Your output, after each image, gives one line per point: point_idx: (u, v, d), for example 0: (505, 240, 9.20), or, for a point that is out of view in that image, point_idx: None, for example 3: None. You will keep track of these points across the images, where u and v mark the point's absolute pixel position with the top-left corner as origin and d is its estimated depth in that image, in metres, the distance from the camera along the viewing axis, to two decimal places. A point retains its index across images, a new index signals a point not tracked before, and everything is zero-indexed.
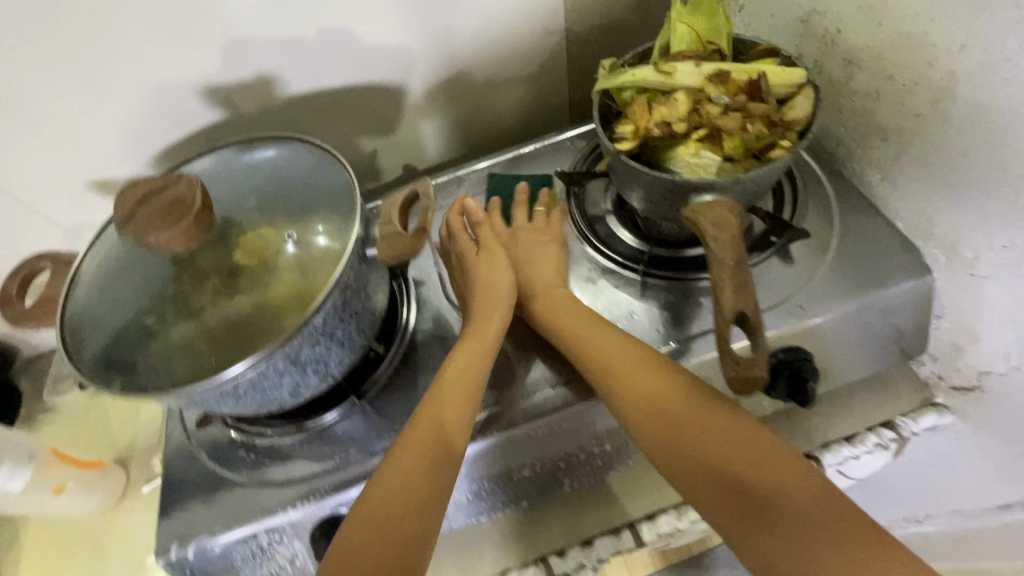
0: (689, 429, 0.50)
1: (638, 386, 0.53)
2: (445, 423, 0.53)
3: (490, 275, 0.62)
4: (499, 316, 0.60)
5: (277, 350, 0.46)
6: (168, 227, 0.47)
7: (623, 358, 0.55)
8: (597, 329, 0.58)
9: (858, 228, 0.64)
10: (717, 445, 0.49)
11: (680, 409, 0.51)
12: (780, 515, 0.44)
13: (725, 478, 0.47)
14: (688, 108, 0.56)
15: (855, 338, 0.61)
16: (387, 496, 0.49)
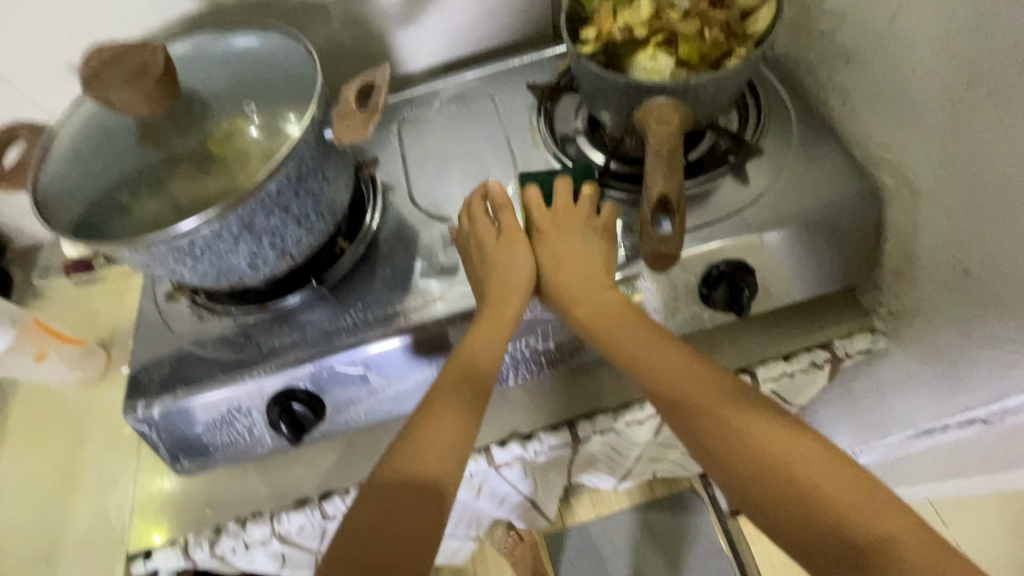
0: (678, 378, 0.51)
1: (628, 339, 0.55)
2: (473, 370, 0.56)
3: (515, 262, 0.60)
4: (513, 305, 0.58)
5: (229, 211, 0.48)
6: (129, 90, 0.49)
7: (616, 313, 0.57)
8: (591, 276, 0.58)
9: (814, 151, 0.65)
10: (704, 392, 0.50)
11: (671, 362, 0.52)
12: (762, 450, 0.46)
13: (709, 419, 0.49)
14: (650, 14, 0.57)
15: (798, 258, 0.63)
16: (423, 456, 0.51)
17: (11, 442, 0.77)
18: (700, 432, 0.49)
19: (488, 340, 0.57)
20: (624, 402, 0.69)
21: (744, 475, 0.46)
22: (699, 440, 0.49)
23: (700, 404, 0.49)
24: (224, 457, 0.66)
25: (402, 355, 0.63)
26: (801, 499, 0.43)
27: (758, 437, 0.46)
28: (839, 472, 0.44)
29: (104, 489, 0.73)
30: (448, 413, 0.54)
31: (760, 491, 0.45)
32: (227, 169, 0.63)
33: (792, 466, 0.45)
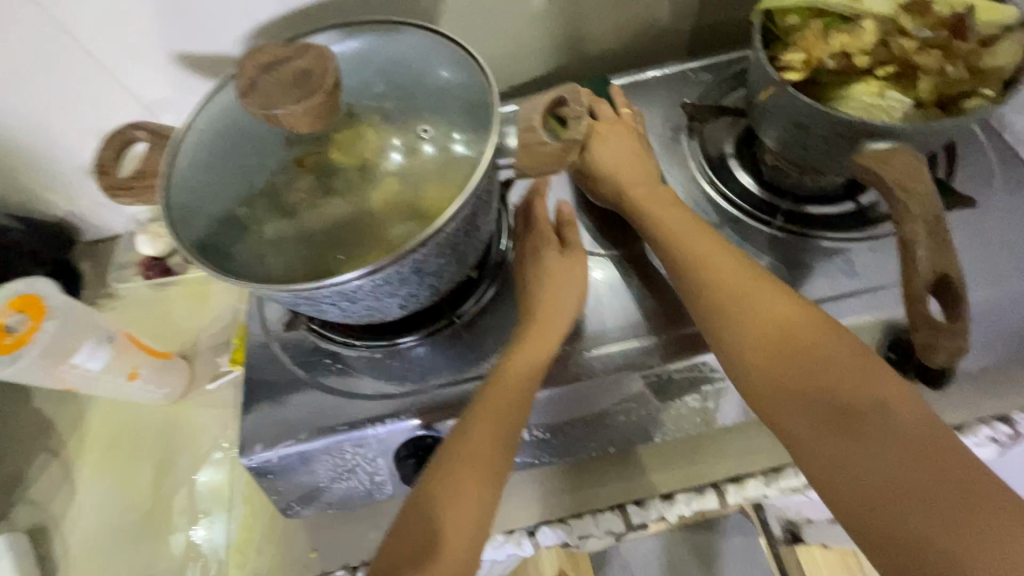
0: (801, 357, 0.45)
1: (750, 308, 0.48)
2: (513, 400, 0.51)
3: (567, 278, 0.59)
4: (554, 327, 0.56)
5: (405, 255, 0.42)
6: (296, 101, 0.42)
7: (743, 283, 0.50)
8: (711, 251, 0.53)
9: (1021, 202, 0.58)
10: (836, 376, 0.43)
11: (801, 339, 0.46)
12: (892, 453, 0.39)
13: (832, 408, 0.42)
14: (876, 39, 0.49)
15: (996, 327, 0.56)
16: (455, 487, 0.48)
17: (92, 458, 0.72)
18: (817, 423, 0.43)
19: (531, 369, 0.53)
20: (774, 466, 0.62)
21: (859, 474, 0.40)
22: (813, 429, 0.43)
23: (831, 392, 0.43)
24: (337, 502, 0.60)
25: (546, 408, 0.56)
26: (923, 514, 0.37)
27: (895, 438, 0.40)
28: (981, 499, 0.37)
29: (194, 519, 0.68)
30: (494, 420, 0.50)
31: (867, 510, 0.39)
32: (356, 185, 0.55)
33: (927, 478, 0.38)
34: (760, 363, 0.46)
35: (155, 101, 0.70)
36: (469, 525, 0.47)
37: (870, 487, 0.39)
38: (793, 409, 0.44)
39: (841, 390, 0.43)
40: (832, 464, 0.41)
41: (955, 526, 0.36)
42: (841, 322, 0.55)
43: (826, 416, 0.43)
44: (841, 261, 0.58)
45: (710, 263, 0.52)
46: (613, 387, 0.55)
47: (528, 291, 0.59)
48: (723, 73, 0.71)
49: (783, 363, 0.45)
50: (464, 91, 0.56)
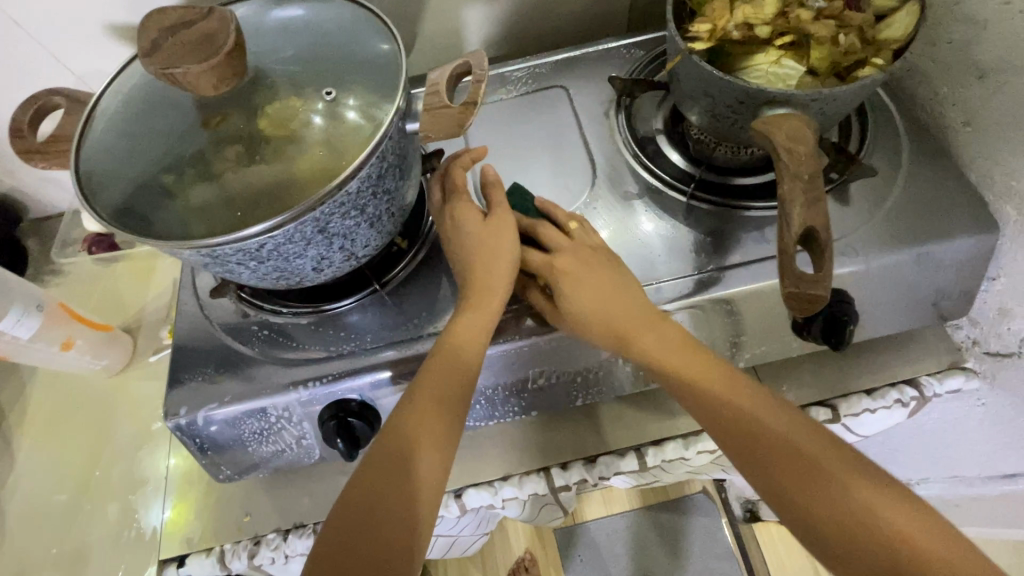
0: (734, 406, 0.49)
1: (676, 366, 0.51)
2: (461, 365, 0.52)
3: (502, 240, 0.56)
4: (501, 290, 0.55)
5: (306, 213, 0.43)
6: (196, 61, 0.43)
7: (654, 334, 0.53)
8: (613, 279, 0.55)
9: (925, 172, 0.60)
10: (763, 418, 0.48)
11: (724, 389, 0.50)
12: (828, 480, 0.44)
13: (766, 446, 0.47)
14: (775, 11, 0.51)
15: (899, 293, 0.58)
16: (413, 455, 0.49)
17: (31, 429, 0.73)
18: (759, 459, 0.47)
19: (479, 330, 0.54)
20: (695, 431, 0.64)
21: (804, 502, 0.44)
22: (757, 465, 0.47)
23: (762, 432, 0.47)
24: (267, 466, 0.62)
25: None
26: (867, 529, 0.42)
27: (825, 465, 0.45)
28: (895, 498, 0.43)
29: (132, 487, 0.69)
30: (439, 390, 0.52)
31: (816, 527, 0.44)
32: (278, 152, 0.56)
33: (853, 491, 0.44)
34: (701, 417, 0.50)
35: (90, 73, 0.70)
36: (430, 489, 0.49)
37: (809, 507, 0.44)
38: (741, 456, 0.47)
39: (769, 426, 0.47)
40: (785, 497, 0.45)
41: (878, 516, 0.43)
42: (749, 286, 0.57)
43: (752, 453, 0.47)
44: (754, 230, 0.60)
45: (613, 297, 0.54)
46: (530, 361, 0.58)
47: (461, 255, 0.57)
48: (654, 49, 0.73)
49: (704, 410, 0.50)
50: (389, 61, 0.58)
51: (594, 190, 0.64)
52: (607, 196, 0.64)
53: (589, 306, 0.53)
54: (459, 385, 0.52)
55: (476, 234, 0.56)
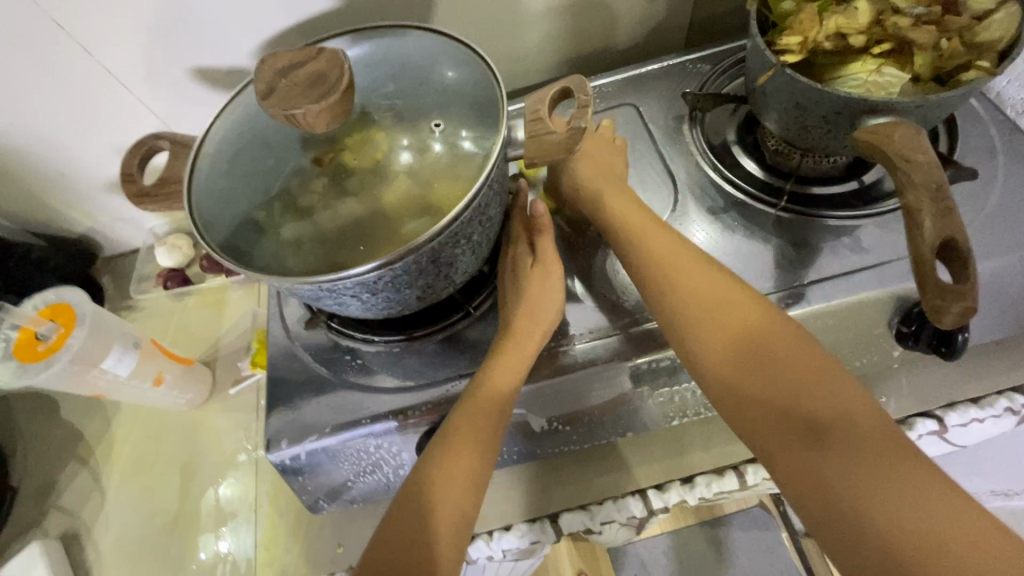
0: (736, 331, 0.47)
1: (702, 297, 0.50)
2: (501, 388, 0.53)
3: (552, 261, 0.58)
4: (545, 318, 0.57)
5: (424, 245, 0.44)
6: (313, 102, 0.43)
7: (685, 265, 0.52)
8: (661, 240, 0.55)
9: (1021, 172, 0.58)
10: (768, 343, 0.46)
11: (742, 321, 0.48)
12: (818, 420, 0.42)
13: (766, 370, 0.45)
14: (869, 18, 0.50)
15: (1009, 296, 0.56)
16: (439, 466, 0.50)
17: (120, 465, 0.74)
18: (754, 381, 0.45)
19: (518, 360, 0.55)
20: None
21: (804, 478, 0.42)
22: (754, 405, 0.45)
23: (771, 362, 0.45)
24: (363, 497, 0.62)
25: (541, 399, 0.58)
26: (863, 489, 0.39)
27: (826, 414, 0.42)
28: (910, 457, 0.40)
29: (221, 519, 0.69)
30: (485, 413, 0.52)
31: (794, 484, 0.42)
32: (369, 186, 0.56)
33: (858, 434, 0.41)
34: (702, 337, 0.49)
35: (173, 115, 0.72)
36: (454, 505, 0.49)
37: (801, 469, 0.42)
38: (724, 381, 0.47)
39: (768, 352, 0.46)
40: (766, 421, 0.44)
41: (881, 503, 0.38)
42: (851, 298, 0.55)
43: (776, 408, 0.44)
44: (849, 238, 0.59)
45: (659, 248, 0.54)
46: (570, 399, 0.58)
47: (511, 295, 0.59)
48: (721, 62, 0.73)
49: (738, 352, 0.47)
50: (473, 89, 0.59)
51: (676, 208, 0.64)
52: (689, 211, 0.63)
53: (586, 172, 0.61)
54: (501, 407, 0.53)
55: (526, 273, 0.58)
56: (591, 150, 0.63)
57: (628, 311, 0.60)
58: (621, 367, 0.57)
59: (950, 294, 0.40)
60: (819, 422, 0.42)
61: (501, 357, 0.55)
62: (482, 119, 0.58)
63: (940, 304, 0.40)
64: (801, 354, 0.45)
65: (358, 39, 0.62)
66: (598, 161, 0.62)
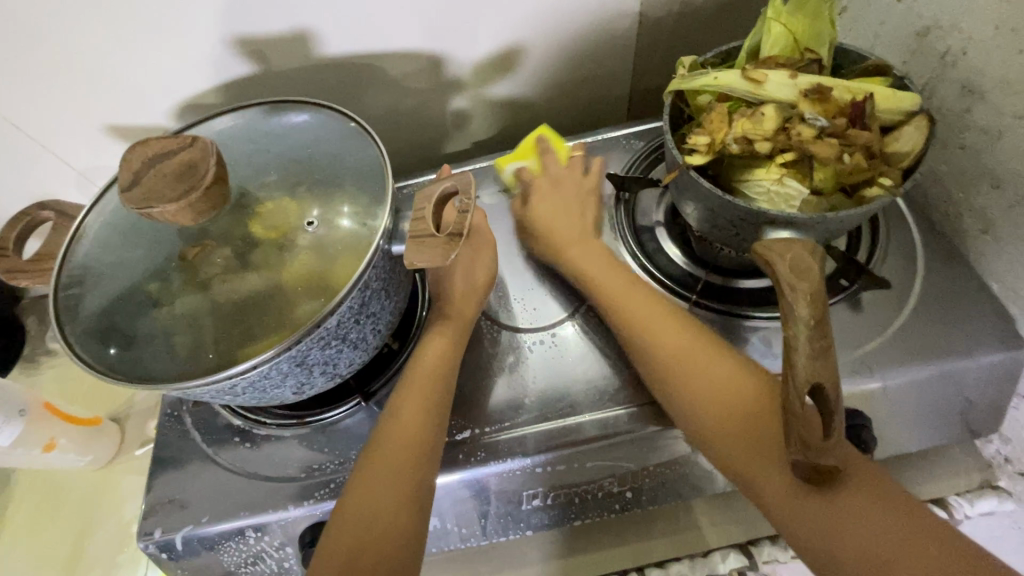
0: (704, 371, 0.50)
1: (665, 339, 0.52)
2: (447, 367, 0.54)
3: (467, 300, 0.58)
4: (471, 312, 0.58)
5: (283, 351, 0.41)
6: (173, 199, 0.41)
7: (657, 320, 0.53)
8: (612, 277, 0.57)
9: (942, 278, 0.56)
10: (727, 385, 0.48)
11: (717, 376, 0.49)
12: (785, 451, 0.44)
13: (731, 411, 0.47)
14: (775, 125, 0.48)
15: (921, 410, 0.54)
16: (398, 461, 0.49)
17: (11, 526, 0.71)
18: (719, 419, 0.47)
19: (452, 342, 0.56)
20: (702, 551, 0.60)
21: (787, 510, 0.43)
22: (730, 440, 0.47)
23: (749, 413, 0.47)
24: None
25: (510, 479, 0.55)
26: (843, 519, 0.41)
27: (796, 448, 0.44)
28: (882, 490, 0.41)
29: None
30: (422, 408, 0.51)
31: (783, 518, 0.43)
32: (272, 260, 0.53)
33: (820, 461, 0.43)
34: (673, 385, 0.50)
35: (89, 168, 0.70)
36: (403, 504, 0.47)
37: (785, 503, 0.43)
38: (705, 422, 0.48)
39: (729, 392, 0.48)
40: (754, 468, 0.45)
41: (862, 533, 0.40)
42: None
43: (749, 442, 0.46)
44: (761, 339, 0.57)
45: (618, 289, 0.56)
46: (447, 504, 0.55)
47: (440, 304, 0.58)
48: (655, 140, 0.71)
49: (703, 394, 0.49)
50: (372, 171, 0.56)
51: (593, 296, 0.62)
52: None
53: (546, 222, 0.62)
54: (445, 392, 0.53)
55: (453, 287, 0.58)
56: (547, 195, 0.63)
57: (533, 401, 0.58)
58: (507, 461, 0.54)
59: (821, 453, 0.38)
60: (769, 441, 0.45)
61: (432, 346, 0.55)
62: (376, 202, 0.55)
63: (812, 463, 0.39)
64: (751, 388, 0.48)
65: (271, 111, 0.60)
66: (550, 197, 0.63)
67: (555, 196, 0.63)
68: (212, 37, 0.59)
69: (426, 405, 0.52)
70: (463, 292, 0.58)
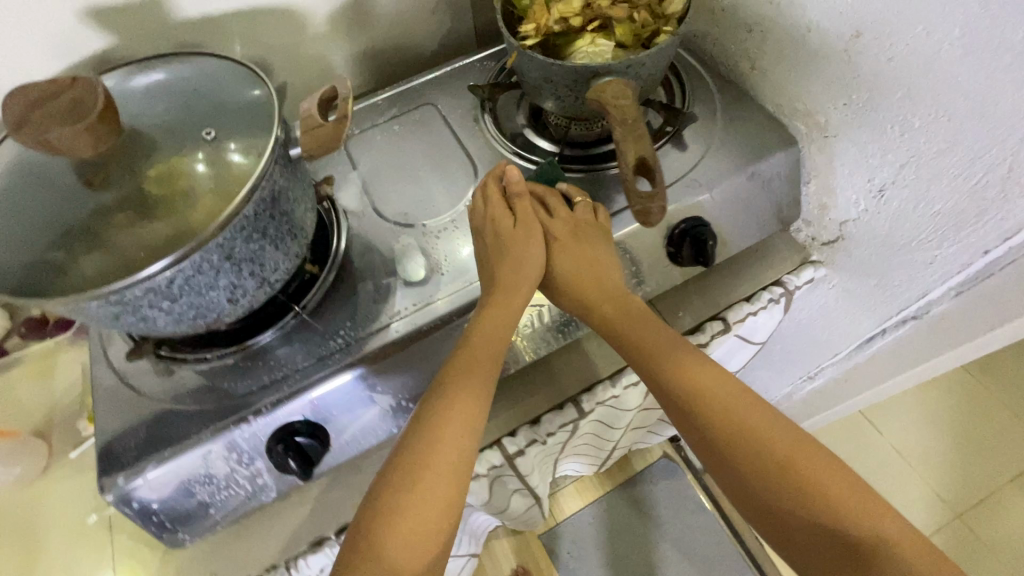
0: (711, 394, 0.52)
1: (675, 359, 0.54)
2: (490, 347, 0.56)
3: (521, 270, 0.59)
4: (524, 292, 0.58)
5: (207, 242, 0.46)
6: (67, 125, 0.45)
7: (659, 342, 0.56)
8: (621, 308, 0.58)
9: (735, 110, 0.71)
10: (731, 407, 0.52)
11: (725, 398, 0.52)
12: (788, 470, 0.48)
13: (735, 431, 0.51)
14: (581, 4, 0.61)
15: (742, 210, 0.69)
16: (428, 481, 0.48)
17: None
18: (727, 439, 0.51)
19: (504, 321, 0.57)
20: (618, 368, 0.70)
21: (788, 526, 0.48)
22: (735, 459, 0.50)
23: (756, 441, 0.50)
24: (229, 517, 0.62)
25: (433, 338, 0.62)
26: (839, 534, 0.46)
27: (803, 470, 0.48)
28: (873, 504, 0.46)
29: None
30: (462, 416, 0.51)
31: (782, 532, 0.49)
32: (170, 203, 0.56)
33: (819, 486, 0.47)
34: (682, 405, 0.53)
35: None
36: (434, 526, 0.48)
37: (785, 516, 0.48)
38: (712, 440, 0.52)
39: (737, 415, 0.51)
40: (763, 495, 0.49)
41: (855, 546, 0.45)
42: (628, 229, 0.65)
43: (755, 462, 0.49)
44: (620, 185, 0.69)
45: (616, 313, 0.58)
46: (352, 402, 0.61)
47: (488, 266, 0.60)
48: (503, 59, 0.82)
49: (705, 413, 0.52)
50: (249, 104, 0.60)
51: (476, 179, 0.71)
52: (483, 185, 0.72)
53: (568, 268, 0.60)
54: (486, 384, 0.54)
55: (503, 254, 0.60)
56: (568, 243, 0.60)
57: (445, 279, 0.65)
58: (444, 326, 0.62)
59: (652, 198, 0.54)
60: (772, 461, 0.49)
61: (488, 319, 0.57)
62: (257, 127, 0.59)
63: (647, 207, 0.55)
64: (752, 407, 0.52)
65: (134, 71, 0.63)
66: (577, 253, 0.60)
67: (578, 247, 0.60)
68: (61, 14, 0.61)
69: (464, 435, 0.51)
70: (512, 281, 0.58)
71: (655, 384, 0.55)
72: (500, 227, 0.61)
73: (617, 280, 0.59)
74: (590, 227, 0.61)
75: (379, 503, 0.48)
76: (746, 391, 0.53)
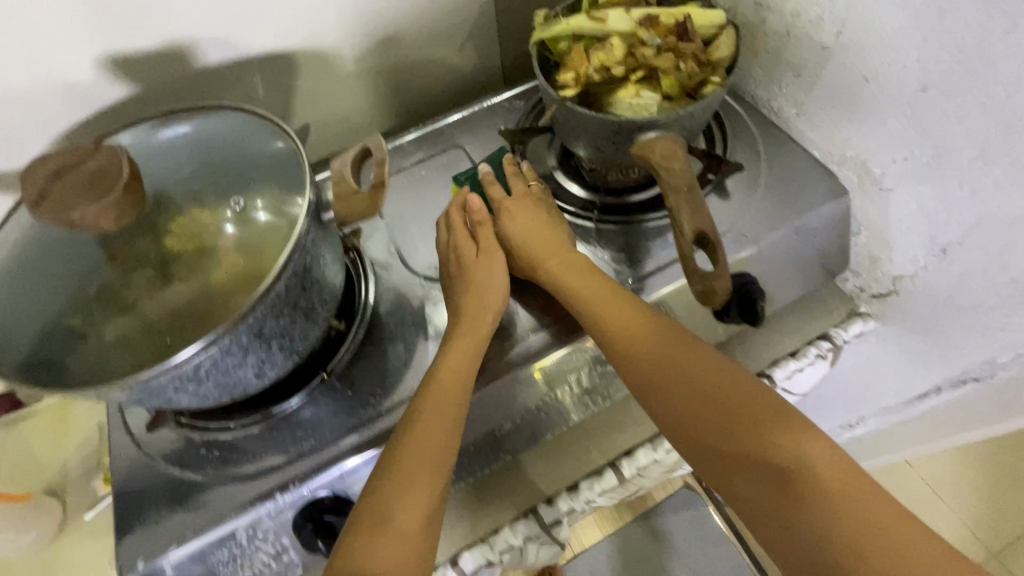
0: (711, 404, 0.49)
1: (674, 366, 0.51)
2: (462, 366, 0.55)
3: (483, 279, 0.58)
4: (489, 317, 0.58)
5: (237, 324, 0.43)
6: (90, 202, 0.42)
7: (656, 346, 0.52)
8: (613, 308, 0.55)
9: (780, 157, 0.68)
10: (734, 418, 0.48)
11: (724, 407, 0.49)
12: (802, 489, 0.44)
13: (738, 447, 0.47)
14: (624, 52, 0.58)
15: (788, 262, 0.66)
16: (402, 512, 0.48)
17: None
18: (731, 456, 0.47)
19: (469, 348, 0.56)
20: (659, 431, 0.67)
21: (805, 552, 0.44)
22: (742, 477, 0.47)
23: (761, 457, 0.46)
24: None
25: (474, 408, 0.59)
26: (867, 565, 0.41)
27: (815, 488, 0.44)
28: (907, 528, 0.41)
29: None
30: (431, 440, 0.51)
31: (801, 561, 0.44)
32: (196, 266, 0.53)
33: (842, 508, 0.43)
34: (679, 417, 0.50)
35: None
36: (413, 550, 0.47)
37: (804, 544, 0.44)
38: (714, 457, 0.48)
39: (742, 428, 0.48)
40: (776, 517, 0.45)
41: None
42: (669, 287, 0.63)
43: (762, 479, 0.46)
44: (659, 237, 0.66)
45: (612, 315, 0.54)
46: None
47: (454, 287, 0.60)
48: (532, 99, 0.79)
49: (704, 427, 0.49)
50: (278, 162, 0.56)
51: None
52: None
53: (526, 247, 0.59)
54: (461, 399, 0.53)
55: (465, 270, 0.59)
56: (514, 225, 0.60)
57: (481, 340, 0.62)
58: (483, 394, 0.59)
59: (714, 279, 0.54)
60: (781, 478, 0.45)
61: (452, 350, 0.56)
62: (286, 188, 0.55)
63: (710, 288, 0.54)
64: (759, 418, 0.48)
65: (155, 126, 0.58)
66: (532, 238, 0.59)
67: (528, 225, 0.60)
68: (80, 65, 0.59)
69: (434, 456, 0.50)
70: (474, 299, 0.58)
71: (653, 394, 0.52)
72: (464, 253, 0.60)
73: (593, 271, 0.57)
74: (529, 202, 0.61)
75: (353, 540, 0.46)
76: (755, 399, 0.49)
